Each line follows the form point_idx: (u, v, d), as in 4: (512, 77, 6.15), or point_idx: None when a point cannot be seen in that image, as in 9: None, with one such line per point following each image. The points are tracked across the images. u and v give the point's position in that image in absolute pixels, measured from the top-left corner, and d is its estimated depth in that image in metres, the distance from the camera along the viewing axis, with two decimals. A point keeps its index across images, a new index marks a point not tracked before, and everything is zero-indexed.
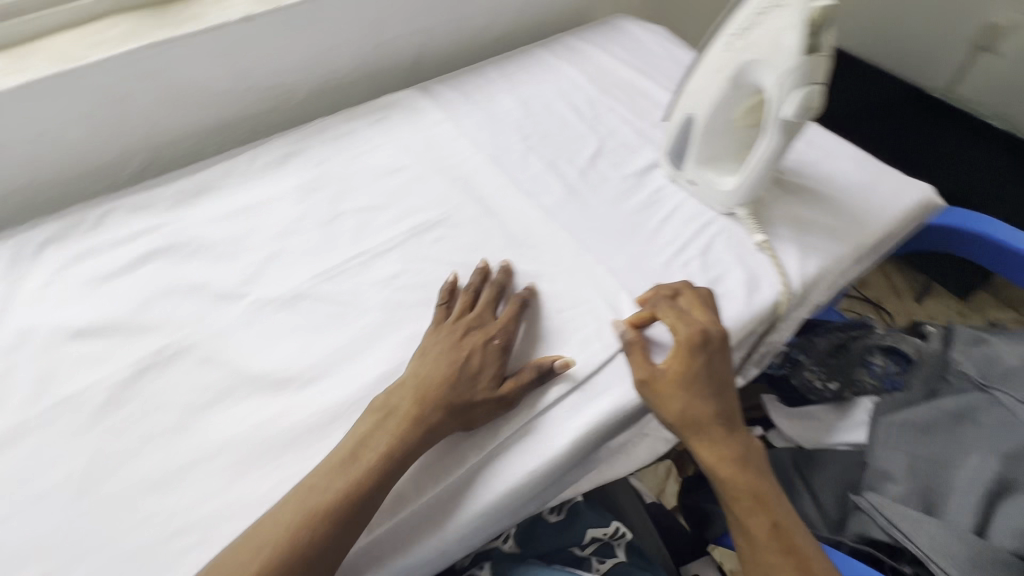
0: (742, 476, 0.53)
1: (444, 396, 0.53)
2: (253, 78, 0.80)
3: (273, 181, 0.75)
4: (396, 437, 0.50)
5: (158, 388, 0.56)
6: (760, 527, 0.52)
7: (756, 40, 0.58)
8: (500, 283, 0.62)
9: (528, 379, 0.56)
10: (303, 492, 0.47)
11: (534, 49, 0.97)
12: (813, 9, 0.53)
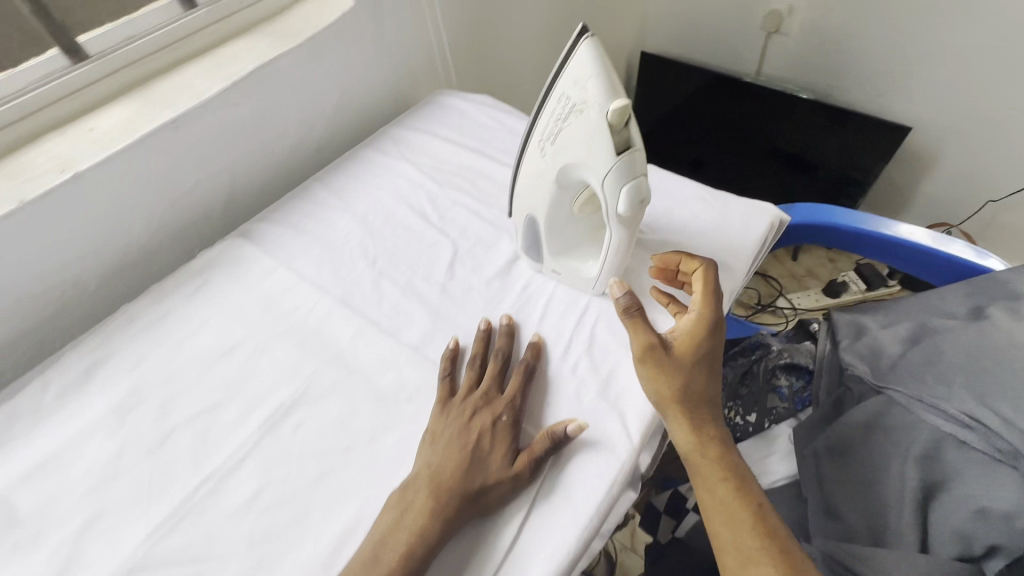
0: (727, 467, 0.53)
1: (458, 485, 0.49)
2: (16, 290, 0.64)
3: (77, 411, 0.60)
4: None
5: None
6: (742, 516, 0.51)
7: (566, 143, 0.54)
8: (504, 348, 0.60)
9: (546, 446, 0.52)
10: None
11: (359, 152, 0.89)
12: (608, 113, 0.49)
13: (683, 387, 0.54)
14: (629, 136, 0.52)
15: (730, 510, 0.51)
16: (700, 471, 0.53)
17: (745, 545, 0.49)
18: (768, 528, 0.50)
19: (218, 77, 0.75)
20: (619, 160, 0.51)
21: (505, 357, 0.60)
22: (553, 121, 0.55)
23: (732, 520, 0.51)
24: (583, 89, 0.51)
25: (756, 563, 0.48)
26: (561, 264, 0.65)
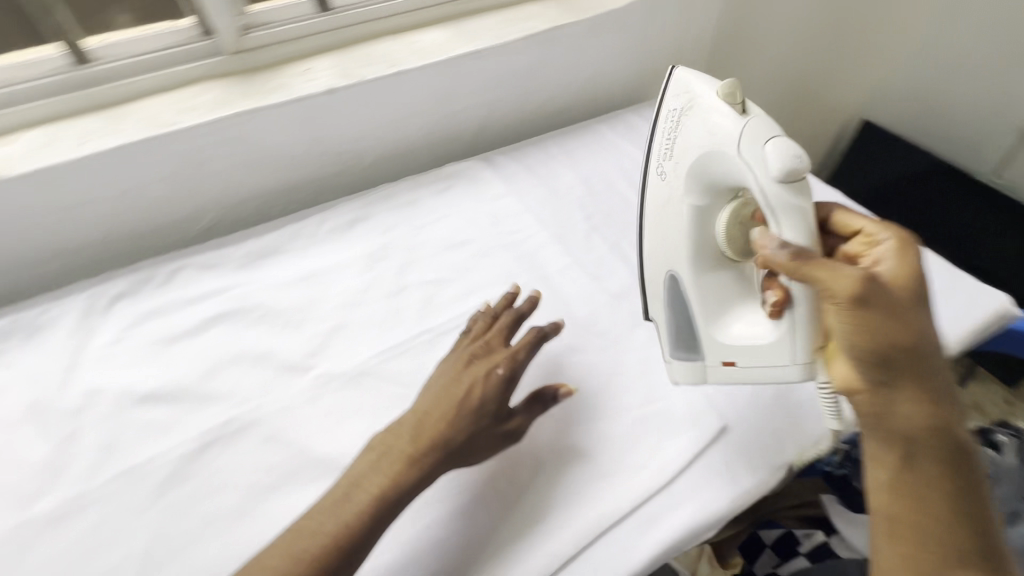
0: (952, 429, 0.44)
1: (456, 433, 0.50)
2: (326, 144, 0.82)
3: (342, 247, 0.76)
4: (347, 510, 0.46)
5: (221, 465, 0.55)
6: (960, 487, 0.42)
7: (688, 154, 0.55)
8: (520, 312, 0.60)
9: (527, 410, 0.55)
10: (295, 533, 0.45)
11: (594, 125, 0.99)
12: (723, 90, 0.52)
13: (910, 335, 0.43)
14: (749, 113, 0.52)
15: (945, 477, 0.43)
16: (905, 437, 0.43)
17: (938, 517, 0.42)
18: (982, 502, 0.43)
19: (516, 29, 0.87)
20: (756, 125, 0.50)
21: (513, 316, 0.59)
22: (663, 147, 0.58)
23: (946, 488, 0.42)
24: (683, 95, 0.56)
25: (949, 539, 0.41)
26: (711, 341, 0.56)
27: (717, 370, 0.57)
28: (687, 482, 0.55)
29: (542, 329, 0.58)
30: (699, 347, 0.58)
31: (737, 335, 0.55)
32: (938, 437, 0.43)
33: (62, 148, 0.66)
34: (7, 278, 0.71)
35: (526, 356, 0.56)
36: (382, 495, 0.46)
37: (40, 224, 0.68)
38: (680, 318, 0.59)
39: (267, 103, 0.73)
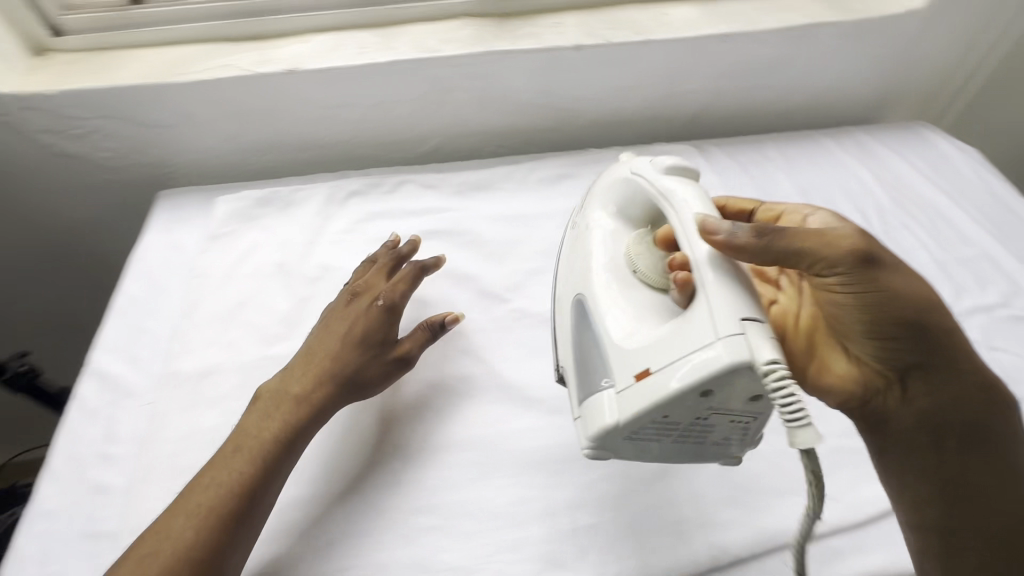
0: (976, 397, 0.48)
1: (325, 364, 0.56)
2: (553, 97, 0.84)
3: (549, 199, 0.79)
4: (229, 463, 0.49)
5: (423, 363, 0.61)
6: (980, 458, 0.47)
7: (601, 191, 0.58)
8: (401, 253, 0.65)
9: (422, 341, 0.60)
10: (192, 490, 0.48)
11: (822, 136, 0.91)
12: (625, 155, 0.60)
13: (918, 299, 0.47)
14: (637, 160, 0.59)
15: (963, 448, 0.47)
16: (960, 399, 0.48)
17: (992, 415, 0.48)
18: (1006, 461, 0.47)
19: (774, 18, 0.82)
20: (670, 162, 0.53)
21: (394, 257, 0.65)
22: (590, 193, 0.60)
23: (956, 455, 0.47)
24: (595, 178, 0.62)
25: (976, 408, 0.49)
26: (623, 363, 0.44)
27: (625, 397, 0.43)
28: (876, 534, 0.51)
29: (425, 263, 0.63)
30: (614, 376, 0.45)
31: (631, 355, 0.44)
32: (953, 407, 0.48)
33: (345, 55, 0.75)
34: (270, 158, 0.83)
35: (406, 287, 0.61)
36: (285, 439, 0.51)
37: (310, 117, 0.78)
38: (585, 350, 0.50)
39: (520, 47, 0.77)
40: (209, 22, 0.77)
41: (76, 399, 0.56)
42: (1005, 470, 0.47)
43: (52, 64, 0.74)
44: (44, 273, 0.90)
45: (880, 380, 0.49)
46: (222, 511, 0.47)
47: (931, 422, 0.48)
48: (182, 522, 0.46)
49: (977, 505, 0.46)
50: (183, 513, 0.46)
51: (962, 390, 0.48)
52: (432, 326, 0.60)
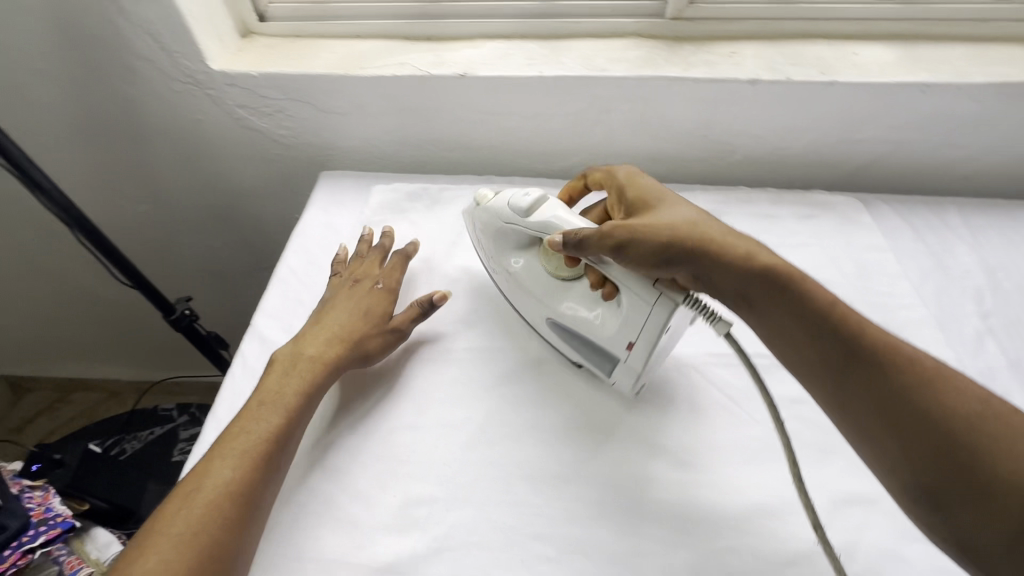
0: (841, 322, 0.45)
1: (338, 339, 0.59)
2: (712, 129, 0.80)
3: None
4: (261, 418, 0.50)
5: (551, 385, 0.60)
6: (891, 382, 0.42)
7: (497, 251, 0.64)
8: (382, 246, 0.69)
9: (417, 317, 0.63)
10: (221, 447, 0.48)
11: (1017, 208, 0.80)
12: (478, 196, 0.65)
13: (668, 235, 0.51)
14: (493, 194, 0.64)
15: (868, 386, 0.43)
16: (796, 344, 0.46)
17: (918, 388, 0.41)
18: (949, 384, 0.41)
19: (985, 71, 0.73)
20: (501, 198, 0.62)
21: (377, 251, 0.69)
22: (485, 249, 0.66)
23: (865, 389, 0.43)
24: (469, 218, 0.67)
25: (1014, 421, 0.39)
26: (611, 338, 0.56)
27: (631, 360, 0.55)
28: None
29: (403, 250, 0.69)
30: (612, 353, 0.56)
31: (615, 330, 0.55)
32: (813, 336, 0.46)
33: (514, 65, 0.76)
34: (420, 154, 0.86)
35: (399, 275, 0.67)
36: (307, 393, 0.54)
37: (467, 121, 0.81)
38: (583, 343, 0.59)
39: (691, 76, 0.74)
40: (392, 20, 0.81)
41: (240, 357, 0.62)
42: (971, 399, 0.40)
43: (255, 46, 0.82)
44: (208, 228, 1.01)
45: (789, 343, 0.47)
46: (260, 459, 0.48)
47: (832, 369, 0.45)
48: (216, 474, 0.46)
49: (966, 453, 0.38)
50: (218, 468, 0.46)
51: (845, 325, 0.45)
52: (422, 304, 0.63)
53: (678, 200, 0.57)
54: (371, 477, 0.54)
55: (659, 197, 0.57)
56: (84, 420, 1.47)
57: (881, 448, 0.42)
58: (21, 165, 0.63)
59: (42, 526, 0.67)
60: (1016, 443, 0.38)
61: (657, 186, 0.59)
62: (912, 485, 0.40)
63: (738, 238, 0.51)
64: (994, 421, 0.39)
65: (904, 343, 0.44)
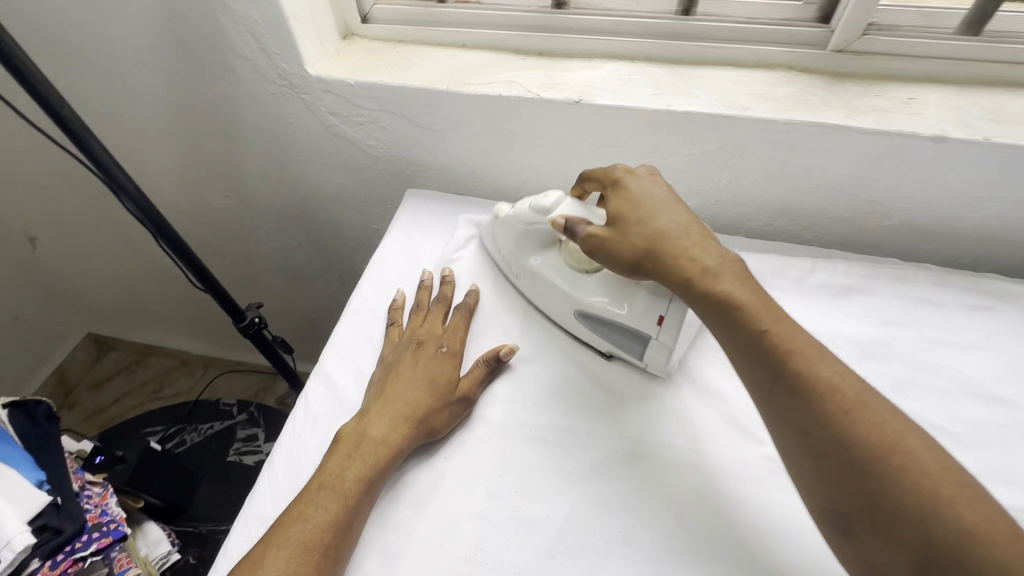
0: (785, 350, 0.45)
1: (407, 414, 0.53)
2: (866, 187, 0.67)
3: (830, 316, 0.63)
4: (318, 503, 0.47)
5: (647, 489, 0.50)
6: (809, 407, 0.42)
7: (518, 256, 0.64)
8: (445, 295, 0.64)
9: (485, 379, 0.57)
10: (282, 536, 0.45)
11: None
12: (497, 212, 0.67)
13: (633, 252, 0.53)
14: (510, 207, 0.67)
15: (785, 405, 0.44)
16: (771, 380, 0.45)
17: (873, 449, 0.40)
18: (869, 414, 0.41)
19: None
20: (520, 207, 0.63)
21: (440, 301, 0.63)
22: (502, 256, 0.66)
23: (790, 415, 0.43)
24: (486, 234, 0.69)
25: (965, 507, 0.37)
26: (639, 317, 0.55)
27: (663, 335, 0.54)
28: None
29: (465, 303, 0.63)
30: (641, 332, 0.56)
31: (645, 306, 0.55)
32: (750, 360, 0.46)
33: (638, 94, 0.66)
34: (514, 180, 0.78)
35: (462, 333, 0.61)
36: (367, 481, 0.49)
37: (573, 150, 0.72)
38: (612, 330, 0.58)
39: (857, 124, 0.61)
40: (503, 31, 0.74)
41: (304, 399, 0.58)
42: (880, 430, 0.40)
43: (356, 50, 0.76)
44: (286, 228, 0.98)
45: (741, 366, 0.48)
46: (319, 554, 0.45)
47: (765, 392, 0.45)
48: (275, 569, 0.43)
49: (876, 492, 0.39)
50: (276, 562, 0.44)
51: (802, 362, 0.44)
52: (490, 363, 0.58)
53: (660, 200, 0.55)
54: (432, 575, 0.46)
55: (636, 200, 0.55)
56: (152, 386, 1.52)
57: (800, 470, 0.43)
58: (108, 168, 0.59)
59: (94, 532, 0.66)
60: (915, 481, 0.38)
61: (654, 188, 0.57)
62: (824, 511, 0.42)
63: (706, 251, 0.51)
64: (920, 469, 0.38)
65: (839, 374, 0.43)
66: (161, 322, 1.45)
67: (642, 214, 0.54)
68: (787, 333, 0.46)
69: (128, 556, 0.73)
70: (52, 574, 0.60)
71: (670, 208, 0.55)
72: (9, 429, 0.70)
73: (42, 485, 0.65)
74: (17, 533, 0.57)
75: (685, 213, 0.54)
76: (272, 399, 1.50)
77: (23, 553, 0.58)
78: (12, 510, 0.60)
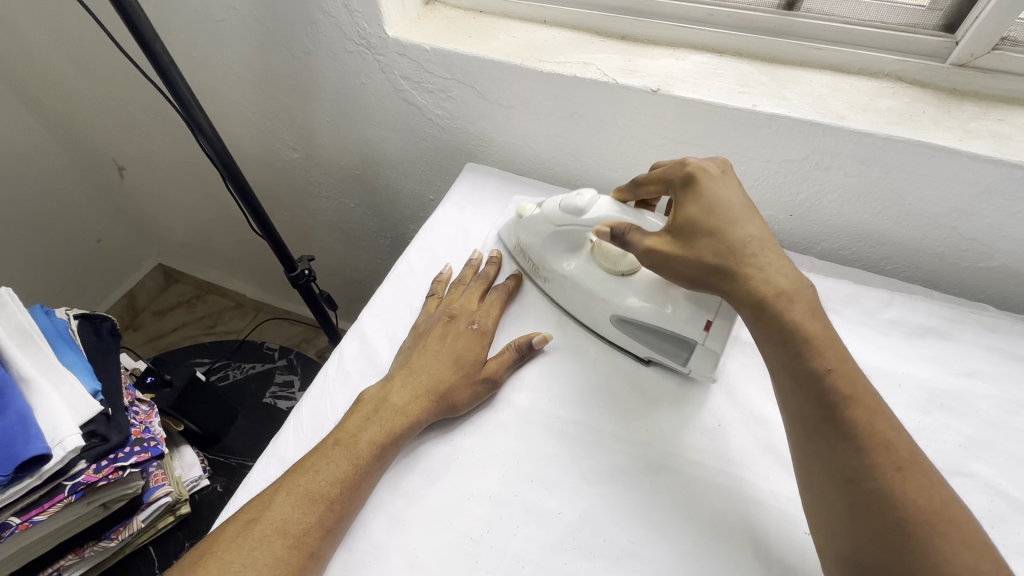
0: (845, 394, 0.42)
1: (430, 386, 0.52)
2: (967, 220, 0.60)
3: (899, 354, 0.57)
4: (332, 460, 0.48)
5: (667, 503, 0.48)
6: (859, 455, 0.40)
7: (545, 256, 0.61)
8: (486, 274, 0.63)
9: (514, 363, 0.56)
10: (295, 482, 0.47)
11: None
12: (522, 209, 0.65)
13: (696, 267, 0.49)
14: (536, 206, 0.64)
15: (832, 447, 0.41)
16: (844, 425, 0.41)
17: (931, 505, 0.37)
18: (919, 476, 0.39)
19: None
20: (548, 207, 0.61)
21: (481, 280, 0.63)
22: (526, 254, 0.64)
23: (833, 461, 0.41)
24: (512, 237, 0.66)
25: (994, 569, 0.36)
26: (685, 322, 0.52)
27: (713, 339, 0.51)
28: None
29: (504, 286, 0.62)
30: (684, 337, 0.53)
31: (691, 309, 0.52)
32: (800, 394, 0.43)
33: (721, 90, 0.62)
34: (577, 167, 0.76)
35: (495, 313, 0.60)
36: (381, 446, 0.49)
37: (642, 142, 0.69)
38: (652, 334, 0.55)
39: (969, 149, 0.55)
40: (587, 11, 0.71)
41: (338, 354, 0.59)
42: (928, 493, 0.38)
43: (435, 17, 0.76)
44: (346, 188, 1.00)
45: (787, 394, 0.45)
46: (328, 506, 0.45)
47: (814, 431, 0.42)
48: (284, 511, 0.45)
49: (914, 554, 0.36)
50: (287, 506, 0.45)
51: (860, 417, 0.41)
52: (522, 350, 0.56)
53: (736, 208, 0.51)
54: (437, 547, 0.46)
55: (709, 204, 0.51)
56: (208, 321, 1.61)
57: (827, 507, 0.40)
58: (188, 106, 0.61)
59: (135, 446, 0.71)
60: (954, 551, 0.36)
61: (732, 191, 0.52)
62: (839, 554, 0.39)
63: (782, 271, 0.48)
64: (960, 539, 0.36)
65: (896, 428, 0.41)
66: (224, 264, 1.53)
67: (714, 223, 0.50)
68: (850, 378, 0.43)
69: (163, 473, 0.81)
70: (95, 476, 0.65)
71: (752, 213, 0.51)
72: (76, 338, 0.76)
73: (96, 395, 0.70)
74: (68, 433, 0.62)
75: (760, 226, 0.50)
76: (313, 351, 1.56)
77: (72, 452, 0.62)
78: (69, 412, 0.64)
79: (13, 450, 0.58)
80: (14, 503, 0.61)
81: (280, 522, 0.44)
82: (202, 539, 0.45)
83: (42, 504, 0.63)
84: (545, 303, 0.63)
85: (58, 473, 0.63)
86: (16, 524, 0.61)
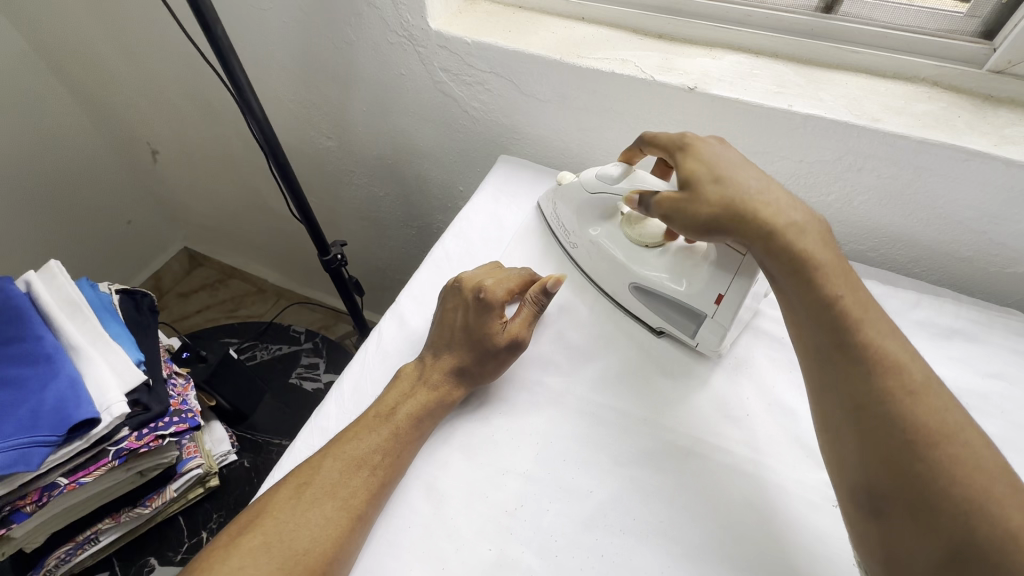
0: (855, 319, 0.44)
1: (457, 363, 0.54)
2: (998, 225, 0.61)
3: (924, 353, 0.58)
4: (375, 430, 0.50)
5: (695, 486, 0.49)
6: (870, 381, 0.41)
7: (575, 223, 0.64)
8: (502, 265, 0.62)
9: (532, 318, 0.56)
10: (342, 448, 0.49)
11: None
12: (562, 177, 0.69)
13: (710, 215, 0.50)
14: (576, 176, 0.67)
15: (843, 376, 0.43)
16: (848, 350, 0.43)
17: (933, 424, 0.39)
18: (931, 399, 0.40)
19: None
20: (585, 175, 0.63)
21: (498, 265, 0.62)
22: (562, 224, 0.67)
23: (845, 389, 0.42)
24: (553, 214, 0.68)
25: (1005, 479, 0.37)
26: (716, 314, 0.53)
27: (721, 313, 0.54)
28: None
29: (525, 271, 0.60)
30: (697, 309, 0.55)
31: (699, 287, 0.55)
32: (812, 326, 0.45)
33: (757, 89, 0.63)
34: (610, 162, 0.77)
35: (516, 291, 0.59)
36: (418, 418, 0.51)
37: None
38: (668, 306, 0.58)
39: (1004, 154, 0.55)
40: (625, 9, 0.72)
41: (377, 334, 0.61)
42: (941, 416, 0.39)
43: (477, 12, 0.78)
44: (377, 176, 1.03)
45: (804, 331, 0.46)
46: (367, 476, 0.47)
47: (823, 361, 0.44)
48: (329, 474, 0.47)
49: (925, 476, 0.37)
50: (334, 468, 0.48)
51: (861, 342, 0.43)
52: (538, 301, 0.57)
53: (733, 161, 0.52)
54: (474, 519, 0.47)
55: (711, 159, 0.52)
56: (230, 305, 1.65)
57: (841, 447, 0.42)
58: (242, 91, 0.63)
59: (175, 416, 0.73)
60: (966, 473, 0.37)
61: (727, 149, 0.53)
62: (858, 489, 0.41)
63: (792, 211, 0.48)
64: (971, 461, 0.37)
65: (908, 354, 0.42)
66: (248, 249, 1.57)
67: (716, 173, 0.51)
68: (860, 303, 0.44)
69: (195, 446, 0.83)
70: (137, 444, 0.68)
71: (750, 165, 0.52)
72: (118, 311, 0.79)
73: (139, 364, 0.73)
74: (116, 400, 0.64)
75: (760, 174, 0.51)
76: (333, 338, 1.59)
77: (118, 419, 0.65)
78: (115, 380, 0.67)
79: (66, 413, 0.61)
80: (63, 463, 0.64)
81: (327, 485, 0.47)
82: (256, 500, 0.47)
83: (88, 467, 0.65)
84: (577, 293, 0.64)
85: (104, 438, 0.66)
86: (64, 484, 0.64)
